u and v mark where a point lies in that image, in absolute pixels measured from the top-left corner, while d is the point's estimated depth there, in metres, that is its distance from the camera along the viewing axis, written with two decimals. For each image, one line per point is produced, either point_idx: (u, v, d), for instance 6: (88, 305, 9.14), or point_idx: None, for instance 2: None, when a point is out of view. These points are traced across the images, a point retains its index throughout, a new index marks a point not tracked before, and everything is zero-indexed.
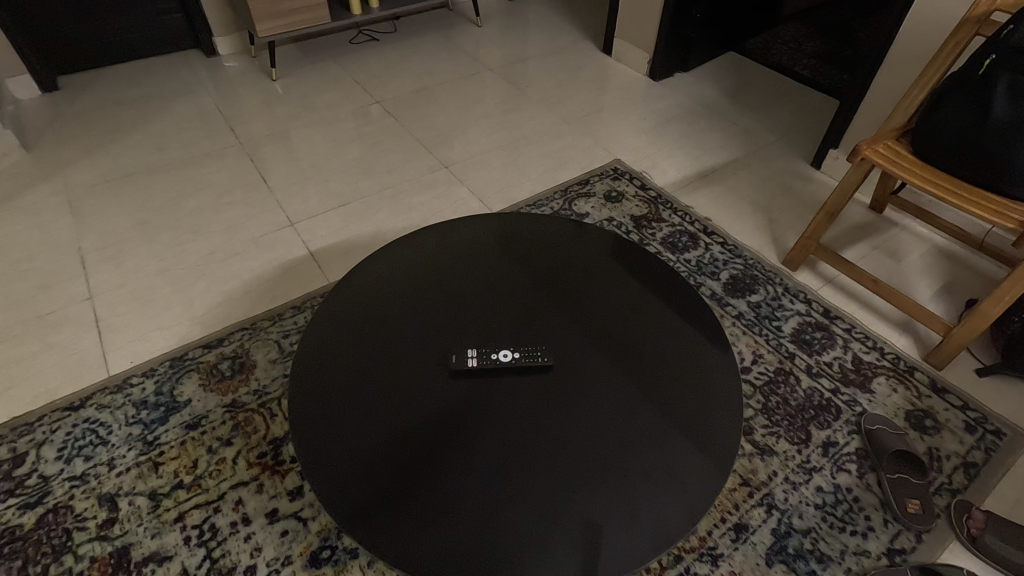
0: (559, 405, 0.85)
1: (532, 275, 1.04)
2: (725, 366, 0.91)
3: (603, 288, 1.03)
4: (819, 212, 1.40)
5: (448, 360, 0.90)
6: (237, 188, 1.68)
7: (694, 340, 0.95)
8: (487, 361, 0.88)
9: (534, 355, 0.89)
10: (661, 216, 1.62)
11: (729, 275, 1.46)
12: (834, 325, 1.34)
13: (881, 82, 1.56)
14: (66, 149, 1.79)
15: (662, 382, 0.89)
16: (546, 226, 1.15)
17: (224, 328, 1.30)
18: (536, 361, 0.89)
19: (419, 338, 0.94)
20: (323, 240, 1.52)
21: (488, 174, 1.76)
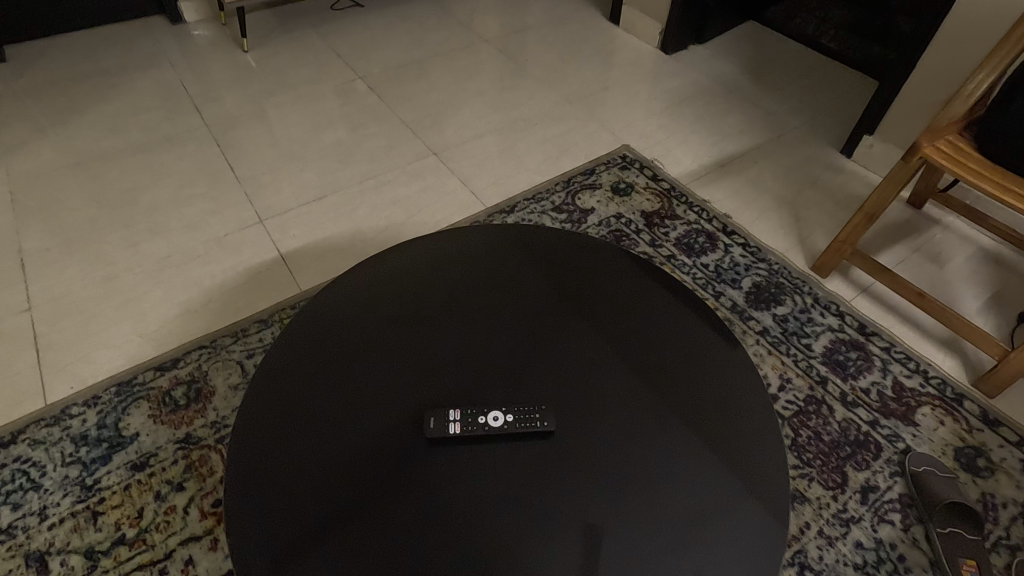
0: (563, 475, 0.71)
1: (530, 302, 0.88)
2: (760, 421, 0.76)
3: (613, 318, 0.87)
4: (856, 214, 1.23)
5: (425, 422, 0.74)
6: (201, 177, 1.50)
7: (724, 391, 0.80)
8: (470, 425, 0.73)
9: (532, 413, 0.74)
10: (675, 212, 1.45)
11: (752, 283, 1.29)
12: (871, 343, 1.19)
13: (930, 59, 1.37)
14: (11, 132, 1.60)
15: (687, 443, 0.74)
16: (546, 237, 0.98)
17: (180, 347, 1.14)
18: (534, 426, 0.73)
19: (393, 385, 0.78)
20: (295, 240, 1.36)
21: (482, 162, 1.58)
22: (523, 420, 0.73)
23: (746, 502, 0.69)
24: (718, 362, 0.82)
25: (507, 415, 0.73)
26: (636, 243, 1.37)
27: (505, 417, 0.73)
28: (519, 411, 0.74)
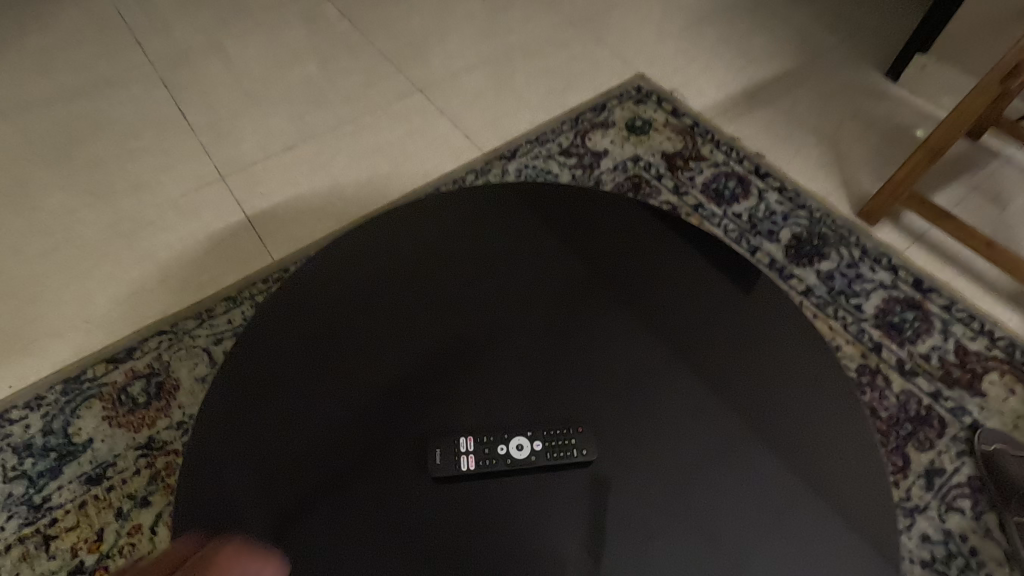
0: (600, 506, 0.58)
1: (549, 279, 0.72)
2: (835, 423, 0.63)
3: (649, 296, 0.71)
4: (917, 151, 1.05)
5: (431, 457, 0.59)
6: (147, 127, 1.28)
7: (792, 384, 0.65)
8: (489, 459, 0.59)
9: (566, 438, 0.60)
10: (700, 152, 1.26)
11: (791, 234, 1.13)
12: (929, 302, 1.04)
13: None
14: None
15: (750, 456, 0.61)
16: (563, 193, 0.80)
17: (135, 333, 0.98)
18: (570, 456, 0.59)
19: (386, 399, 0.63)
20: (264, 199, 1.17)
21: (475, 99, 1.36)
22: (559, 450, 0.59)
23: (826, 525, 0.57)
24: (783, 348, 0.68)
25: (538, 444, 0.59)
26: (657, 191, 1.20)
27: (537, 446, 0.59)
28: (551, 437, 0.60)
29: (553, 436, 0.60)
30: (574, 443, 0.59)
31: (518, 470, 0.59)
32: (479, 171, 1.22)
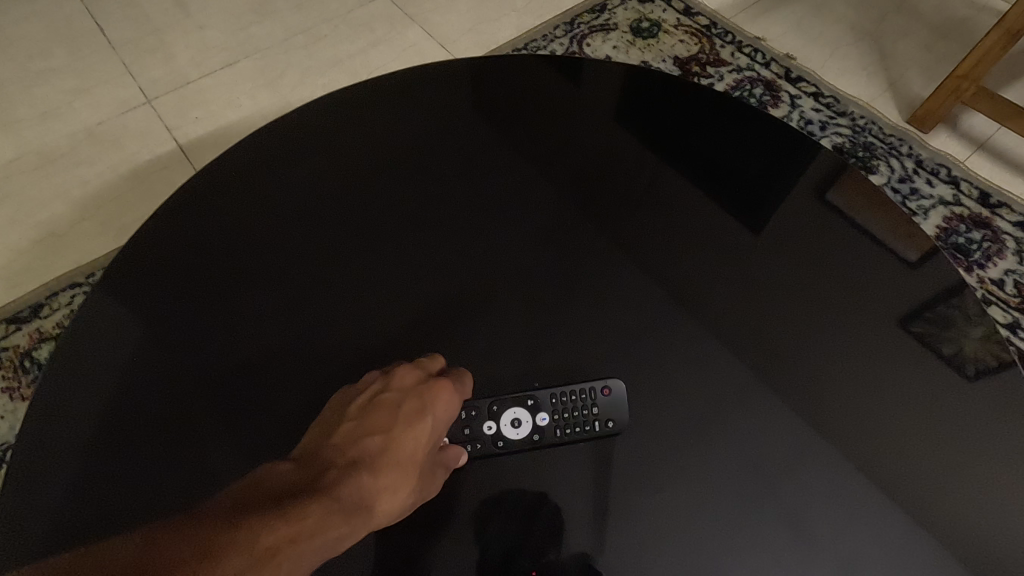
0: (618, 486, 0.43)
1: (544, 198, 0.56)
2: (928, 364, 0.48)
3: (674, 216, 0.56)
4: (990, 34, 0.87)
5: None
6: (58, 45, 1.07)
7: (867, 317, 0.50)
8: (472, 440, 0.43)
9: (585, 410, 0.44)
10: (719, 56, 1.06)
11: (832, 145, 0.95)
12: (998, 218, 0.88)
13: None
14: None
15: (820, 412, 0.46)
16: (560, 89, 0.63)
17: (43, 285, 0.81)
18: (586, 431, 0.43)
19: (330, 353, 0.47)
20: (198, 124, 0.97)
21: (450, 3, 1.14)
22: (572, 424, 0.44)
23: (929, 495, 0.43)
24: (849, 273, 0.52)
25: (544, 418, 0.44)
26: None
27: (543, 420, 0.44)
28: (560, 408, 0.44)
29: (563, 406, 0.44)
30: (594, 414, 0.44)
31: (511, 455, 0.43)
32: None
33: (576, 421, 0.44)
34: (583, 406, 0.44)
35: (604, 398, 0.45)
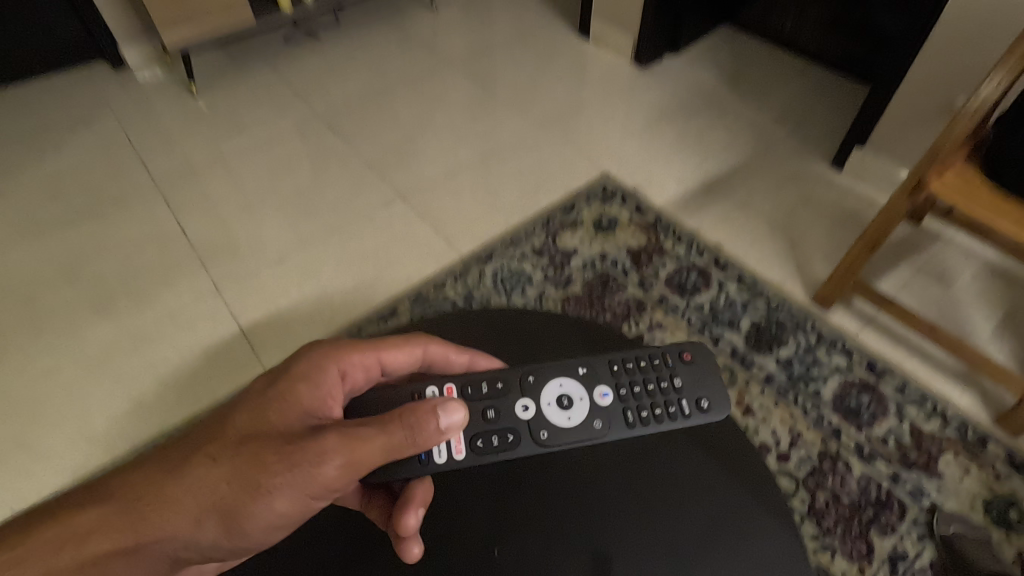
0: None
1: None
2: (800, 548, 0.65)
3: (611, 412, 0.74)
4: (858, 243, 1.12)
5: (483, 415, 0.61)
6: (149, 245, 1.38)
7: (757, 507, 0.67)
8: (507, 428, 0.61)
9: (649, 369, 0.64)
10: (663, 247, 1.35)
11: (750, 323, 1.21)
12: (883, 384, 1.11)
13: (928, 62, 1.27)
14: None
15: (698, 464, 0.69)
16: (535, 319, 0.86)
17: (133, 450, 1.04)
18: (674, 409, 0.62)
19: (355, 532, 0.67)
20: (255, 310, 1.25)
21: (454, 204, 1.47)
22: (654, 406, 0.62)
23: None
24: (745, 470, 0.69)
25: (604, 395, 0.62)
26: (623, 286, 1.28)
27: (607, 400, 0.62)
28: (640, 389, 0.63)
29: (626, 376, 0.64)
30: (678, 390, 0.63)
31: (561, 437, 0.61)
32: (457, 274, 1.30)
33: (658, 397, 0.63)
34: (666, 383, 0.63)
35: (683, 369, 0.64)
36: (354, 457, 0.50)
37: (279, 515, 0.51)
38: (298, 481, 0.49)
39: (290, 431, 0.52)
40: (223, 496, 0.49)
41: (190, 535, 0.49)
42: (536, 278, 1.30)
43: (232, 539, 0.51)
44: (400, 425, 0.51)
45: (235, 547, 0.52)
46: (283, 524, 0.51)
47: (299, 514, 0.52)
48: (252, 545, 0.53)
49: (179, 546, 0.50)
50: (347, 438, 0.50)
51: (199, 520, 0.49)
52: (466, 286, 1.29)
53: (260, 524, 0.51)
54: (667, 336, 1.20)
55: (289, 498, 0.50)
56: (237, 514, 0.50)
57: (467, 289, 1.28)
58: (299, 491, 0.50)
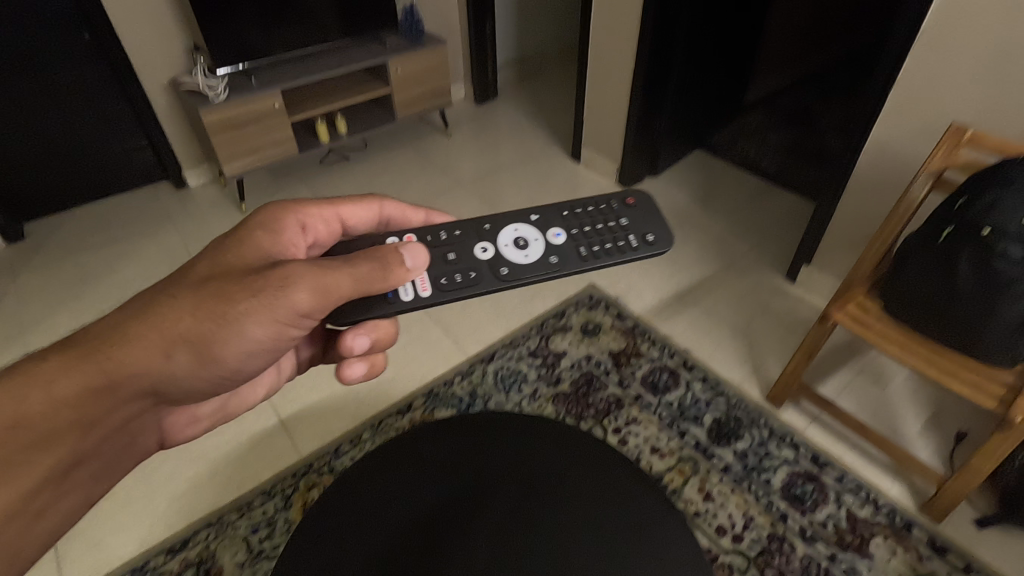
0: None
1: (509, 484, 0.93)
2: None
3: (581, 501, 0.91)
4: (797, 354, 1.33)
5: (446, 256, 0.79)
6: None
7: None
8: (470, 267, 0.78)
9: (592, 220, 0.84)
10: (640, 350, 1.59)
11: (713, 418, 1.42)
12: (825, 474, 1.30)
13: (852, 200, 1.53)
14: (40, 316, 1.80)
15: (647, 549, 0.85)
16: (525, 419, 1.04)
17: (189, 524, 1.24)
18: (622, 243, 0.82)
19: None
20: (293, 403, 1.48)
21: (462, 310, 1.73)
22: (605, 242, 0.82)
23: None
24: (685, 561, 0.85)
25: (554, 236, 0.82)
26: (605, 384, 1.51)
27: (561, 240, 0.82)
28: (590, 230, 0.83)
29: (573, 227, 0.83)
30: (625, 228, 0.83)
31: (521, 269, 0.79)
32: (463, 373, 1.54)
33: (608, 237, 0.83)
34: (615, 223, 0.84)
35: (628, 212, 0.85)
36: (323, 292, 0.65)
37: (253, 342, 0.66)
38: (275, 313, 0.64)
39: (250, 278, 0.64)
40: (187, 326, 0.61)
41: (162, 367, 0.62)
42: (531, 377, 1.53)
43: (208, 363, 0.65)
44: (376, 265, 0.69)
45: (215, 368, 0.67)
46: (259, 345, 0.67)
47: (268, 340, 0.67)
48: (229, 365, 0.68)
49: (154, 379, 0.62)
50: (320, 281, 0.65)
51: (168, 353, 0.61)
52: (471, 383, 1.51)
53: (236, 349, 0.66)
54: (642, 430, 1.41)
55: (259, 324, 0.64)
56: (211, 343, 0.63)
57: (471, 386, 1.51)
58: (271, 318, 0.64)
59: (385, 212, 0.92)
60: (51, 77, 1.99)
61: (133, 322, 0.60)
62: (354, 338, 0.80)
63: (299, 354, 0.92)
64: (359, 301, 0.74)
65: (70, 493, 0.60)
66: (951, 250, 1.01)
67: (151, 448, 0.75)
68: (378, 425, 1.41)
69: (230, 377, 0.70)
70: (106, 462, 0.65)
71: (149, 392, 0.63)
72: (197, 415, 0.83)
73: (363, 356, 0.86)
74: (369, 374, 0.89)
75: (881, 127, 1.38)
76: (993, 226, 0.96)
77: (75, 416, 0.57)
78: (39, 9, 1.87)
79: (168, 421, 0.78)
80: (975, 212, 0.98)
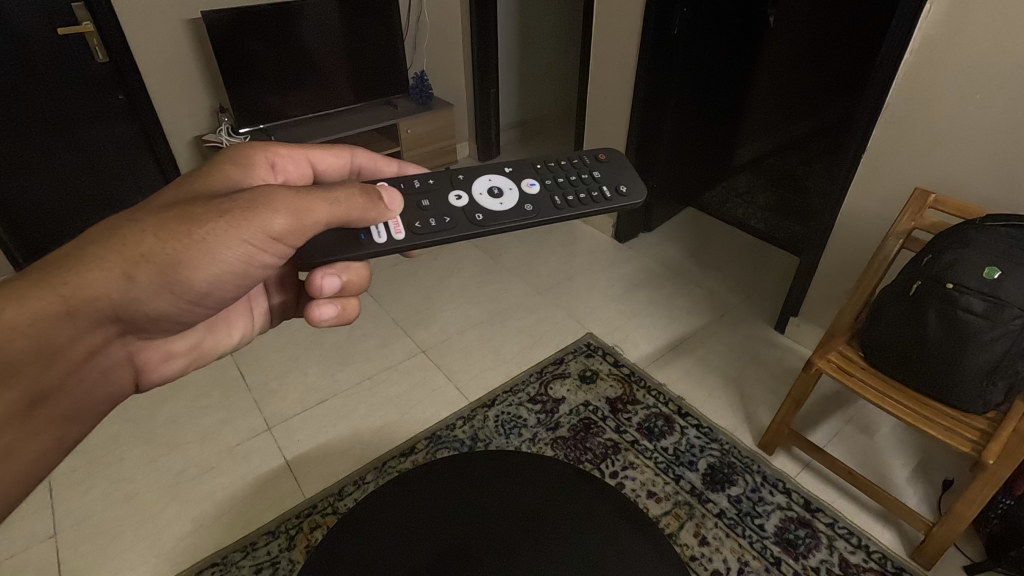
0: None
1: (516, 519, 0.98)
2: None
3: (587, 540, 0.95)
4: (786, 401, 1.39)
5: (419, 204, 0.80)
6: (215, 389, 1.70)
7: None
8: (445, 213, 0.80)
9: (566, 175, 0.86)
10: (635, 397, 1.65)
11: (707, 464, 1.46)
12: (817, 520, 1.33)
13: (833, 256, 1.63)
14: None
15: None
16: (533, 461, 1.08)
17: (194, 565, 1.26)
18: (596, 193, 0.84)
19: None
20: (300, 445, 1.52)
21: (464, 357, 1.79)
22: (579, 193, 0.84)
23: None
24: None
25: (528, 186, 0.84)
26: (602, 430, 1.56)
27: (535, 189, 0.84)
28: (564, 181, 0.85)
29: (546, 180, 0.85)
30: (598, 179, 0.86)
31: (496, 215, 0.80)
32: (465, 416, 1.59)
33: (581, 187, 0.85)
34: (588, 175, 0.87)
35: (600, 166, 0.89)
36: (300, 216, 0.65)
37: (223, 267, 0.64)
38: (249, 233, 0.63)
39: (218, 200, 0.63)
40: (152, 246, 0.58)
41: (123, 291, 0.58)
42: (530, 423, 1.58)
43: (175, 287, 0.62)
44: (353, 194, 0.71)
45: (181, 291, 0.63)
46: (229, 270, 0.65)
47: (239, 265, 0.65)
48: (195, 289, 0.64)
49: (115, 302, 0.58)
50: (297, 205, 0.65)
51: (130, 275, 0.57)
52: (472, 427, 1.56)
53: (205, 272, 0.63)
54: (638, 474, 1.45)
55: (231, 245, 0.62)
56: (178, 265, 0.60)
57: (473, 430, 1.55)
58: (245, 239, 0.63)
59: (355, 161, 0.95)
60: (82, 134, 2.13)
61: (91, 245, 0.56)
62: (323, 278, 0.77)
63: (270, 300, 0.93)
64: (335, 238, 0.74)
65: (38, 434, 0.56)
66: (920, 304, 1.09)
67: (126, 389, 0.70)
68: (381, 467, 1.45)
69: (197, 302, 0.67)
70: (76, 404, 0.61)
71: (110, 319, 0.59)
72: (172, 351, 0.78)
73: (332, 297, 0.82)
74: (340, 318, 0.85)
75: (857, 190, 1.50)
76: (955, 280, 1.05)
77: (31, 345, 0.52)
78: (80, 73, 2.03)
79: (144, 358, 0.73)
80: (938, 268, 1.08)
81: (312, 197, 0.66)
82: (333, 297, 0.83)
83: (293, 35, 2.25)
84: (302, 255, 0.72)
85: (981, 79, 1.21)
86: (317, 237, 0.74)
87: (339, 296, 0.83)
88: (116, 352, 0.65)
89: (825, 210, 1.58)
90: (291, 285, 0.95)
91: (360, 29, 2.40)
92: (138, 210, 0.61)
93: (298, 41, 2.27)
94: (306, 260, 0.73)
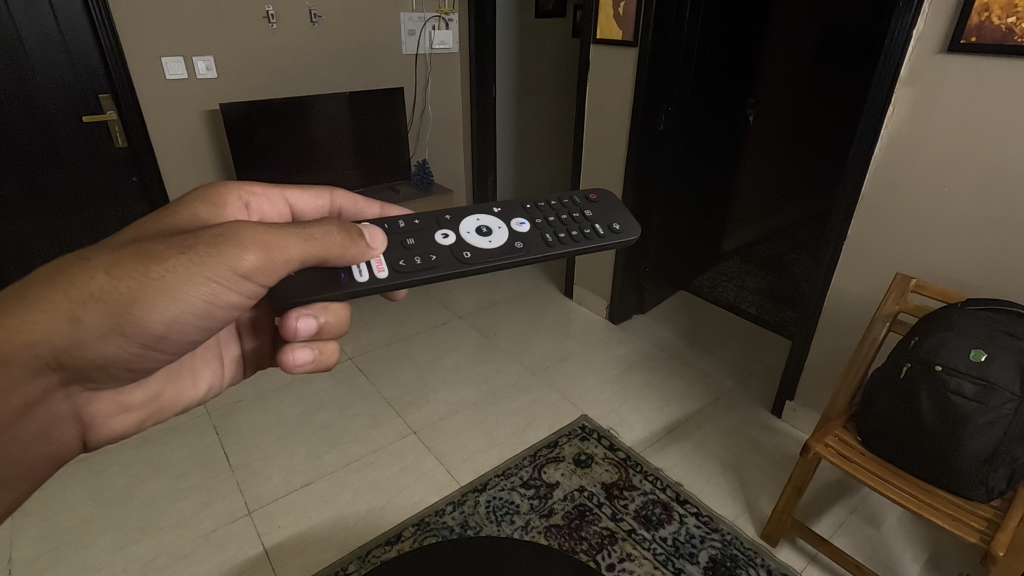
0: None
1: None
2: None
3: None
4: (787, 487, 1.34)
5: (407, 243, 0.81)
6: (196, 470, 1.64)
7: None
8: (431, 252, 0.80)
9: (560, 213, 0.89)
10: (632, 482, 1.60)
11: (707, 557, 1.39)
12: None
13: (823, 339, 1.64)
14: None
15: None
16: (536, 562, 1.01)
17: None
18: (588, 230, 0.87)
19: None
20: (280, 531, 1.45)
21: (456, 439, 1.75)
22: (570, 231, 0.86)
23: None
24: None
25: (521, 225, 0.86)
26: (598, 518, 1.49)
27: (525, 228, 0.86)
28: (554, 220, 0.88)
29: (540, 218, 0.88)
30: (590, 218, 0.89)
31: (484, 249, 0.81)
32: (455, 502, 1.53)
33: (574, 226, 0.87)
34: (580, 214, 0.90)
35: (592, 206, 0.92)
36: (273, 253, 0.64)
37: (183, 307, 0.62)
38: (215, 270, 0.61)
39: (182, 237, 0.61)
40: (102, 284, 0.56)
41: (68, 335, 0.56)
42: (523, 509, 1.52)
43: (127, 329, 0.60)
44: (333, 231, 0.71)
45: (134, 334, 0.62)
46: (190, 311, 0.63)
47: (202, 304, 0.63)
48: (150, 332, 0.62)
49: (59, 347, 0.56)
50: (269, 241, 0.64)
51: (76, 316, 0.55)
52: (463, 513, 1.50)
53: (161, 314, 0.61)
54: (636, 567, 1.37)
55: (192, 283, 0.61)
56: (132, 305, 0.58)
57: (463, 516, 1.49)
58: (209, 277, 0.61)
59: (335, 202, 0.99)
60: (92, 212, 2.20)
61: (33, 287, 0.54)
62: (299, 318, 0.76)
63: (242, 345, 0.94)
64: (311, 277, 0.73)
65: None
66: (911, 386, 1.10)
67: (69, 446, 0.67)
68: (364, 556, 1.38)
69: (153, 348, 0.65)
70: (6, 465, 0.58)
71: (52, 366, 0.57)
72: (126, 404, 0.75)
73: (309, 340, 0.80)
74: (318, 363, 0.83)
75: (840, 276, 1.55)
76: (944, 362, 1.06)
77: None
78: (98, 157, 2.14)
79: (92, 411, 0.69)
80: (926, 349, 1.09)
81: (289, 236, 0.66)
82: (311, 340, 0.81)
83: (305, 126, 2.40)
84: (279, 297, 0.71)
85: (944, 174, 1.29)
86: (294, 277, 0.72)
87: (316, 339, 0.81)
88: (59, 405, 0.63)
89: (812, 294, 1.62)
90: (265, 330, 0.95)
91: (367, 121, 2.56)
92: (98, 245, 0.59)
93: (310, 131, 2.41)
94: (282, 300, 0.72)
